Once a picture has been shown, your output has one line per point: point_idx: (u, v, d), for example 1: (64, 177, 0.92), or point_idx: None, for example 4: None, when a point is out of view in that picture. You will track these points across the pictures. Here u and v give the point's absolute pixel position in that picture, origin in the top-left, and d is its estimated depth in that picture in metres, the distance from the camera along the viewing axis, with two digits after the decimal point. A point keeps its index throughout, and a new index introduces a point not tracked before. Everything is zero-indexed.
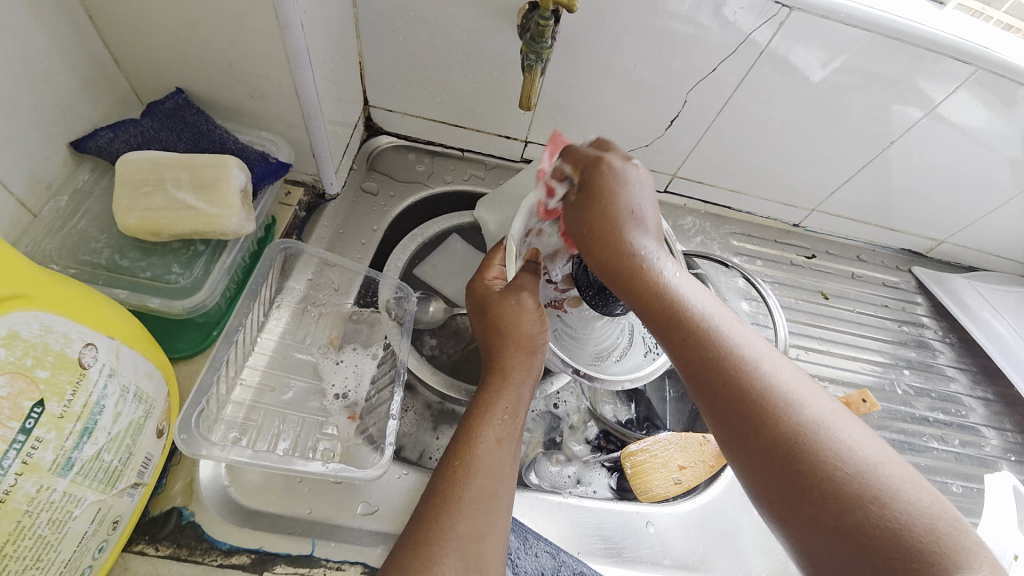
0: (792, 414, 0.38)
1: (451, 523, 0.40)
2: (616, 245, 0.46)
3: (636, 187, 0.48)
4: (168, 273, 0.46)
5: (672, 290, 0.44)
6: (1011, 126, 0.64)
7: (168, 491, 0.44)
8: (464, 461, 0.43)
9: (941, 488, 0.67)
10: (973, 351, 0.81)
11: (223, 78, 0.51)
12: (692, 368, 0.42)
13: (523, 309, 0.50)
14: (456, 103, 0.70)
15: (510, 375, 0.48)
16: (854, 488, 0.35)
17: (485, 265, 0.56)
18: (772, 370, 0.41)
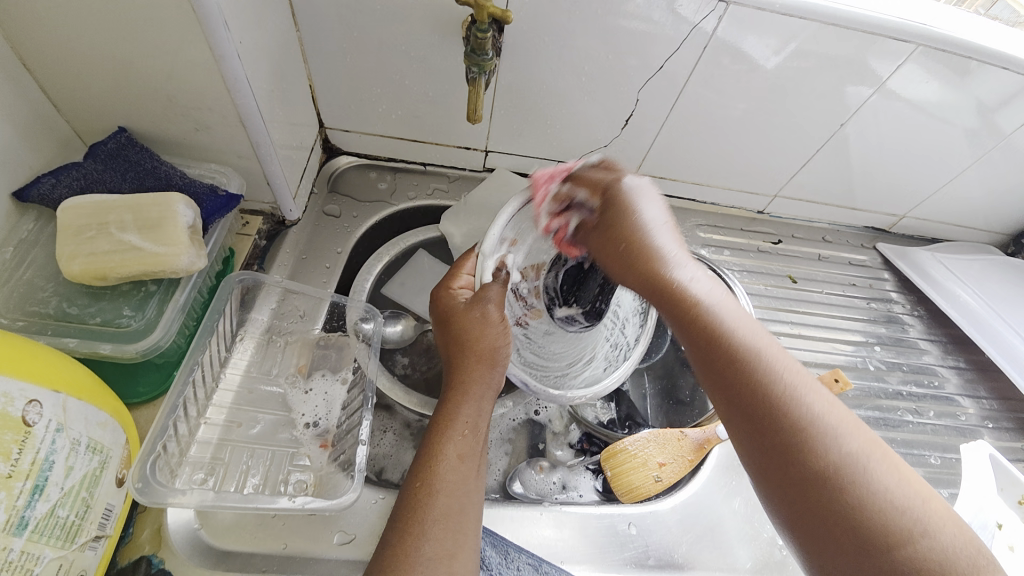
0: (797, 409, 0.40)
1: (417, 547, 0.40)
2: (650, 272, 0.48)
3: (644, 201, 0.51)
4: (119, 316, 0.45)
5: (721, 320, 0.45)
6: (957, 99, 0.66)
7: (136, 539, 0.43)
8: (427, 484, 0.43)
9: (919, 461, 0.67)
10: (941, 322, 0.82)
11: (166, 113, 0.50)
12: (706, 348, 0.44)
13: (487, 321, 0.49)
14: (412, 118, 0.70)
15: (470, 390, 0.48)
16: (825, 470, 0.38)
17: (454, 273, 0.55)
18: (781, 366, 0.42)
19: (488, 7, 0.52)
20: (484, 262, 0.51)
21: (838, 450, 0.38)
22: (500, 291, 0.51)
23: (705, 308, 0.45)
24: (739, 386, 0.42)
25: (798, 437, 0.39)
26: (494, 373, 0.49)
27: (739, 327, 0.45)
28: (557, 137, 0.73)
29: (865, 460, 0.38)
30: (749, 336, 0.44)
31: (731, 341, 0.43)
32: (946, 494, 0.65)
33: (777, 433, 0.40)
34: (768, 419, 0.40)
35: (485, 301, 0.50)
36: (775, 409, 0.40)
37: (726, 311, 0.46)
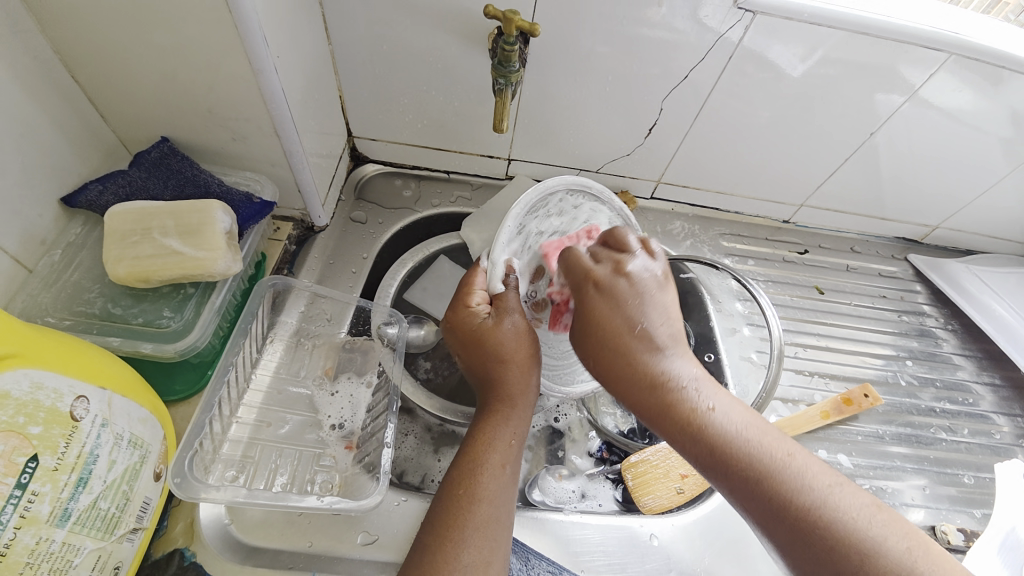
0: (786, 480, 0.38)
1: (456, 555, 0.40)
2: (636, 373, 0.43)
3: (644, 295, 0.46)
4: (159, 318, 0.47)
5: (721, 432, 0.40)
6: (992, 108, 0.64)
7: (170, 533, 0.45)
8: (470, 490, 0.43)
9: (951, 480, 0.64)
10: (976, 337, 0.79)
11: (206, 123, 0.53)
12: (683, 432, 0.41)
13: (520, 330, 0.50)
14: (437, 127, 0.71)
15: (517, 402, 0.48)
16: (829, 532, 0.35)
17: (466, 292, 0.52)
18: (757, 439, 0.40)
19: (516, 20, 0.53)
20: (494, 269, 0.50)
21: (879, 557, 0.34)
22: (516, 298, 0.51)
23: (705, 415, 0.41)
24: (762, 509, 0.37)
25: (796, 504, 0.37)
26: (534, 385, 0.49)
27: (746, 436, 0.40)
28: (579, 146, 0.74)
29: (860, 527, 0.35)
30: (760, 444, 0.39)
31: (740, 456, 0.39)
32: (979, 515, 0.62)
33: (820, 557, 0.35)
34: (803, 541, 0.36)
35: (508, 310, 0.50)
36: (809, 531, 0.36)
37: (727, 411, 0.41)
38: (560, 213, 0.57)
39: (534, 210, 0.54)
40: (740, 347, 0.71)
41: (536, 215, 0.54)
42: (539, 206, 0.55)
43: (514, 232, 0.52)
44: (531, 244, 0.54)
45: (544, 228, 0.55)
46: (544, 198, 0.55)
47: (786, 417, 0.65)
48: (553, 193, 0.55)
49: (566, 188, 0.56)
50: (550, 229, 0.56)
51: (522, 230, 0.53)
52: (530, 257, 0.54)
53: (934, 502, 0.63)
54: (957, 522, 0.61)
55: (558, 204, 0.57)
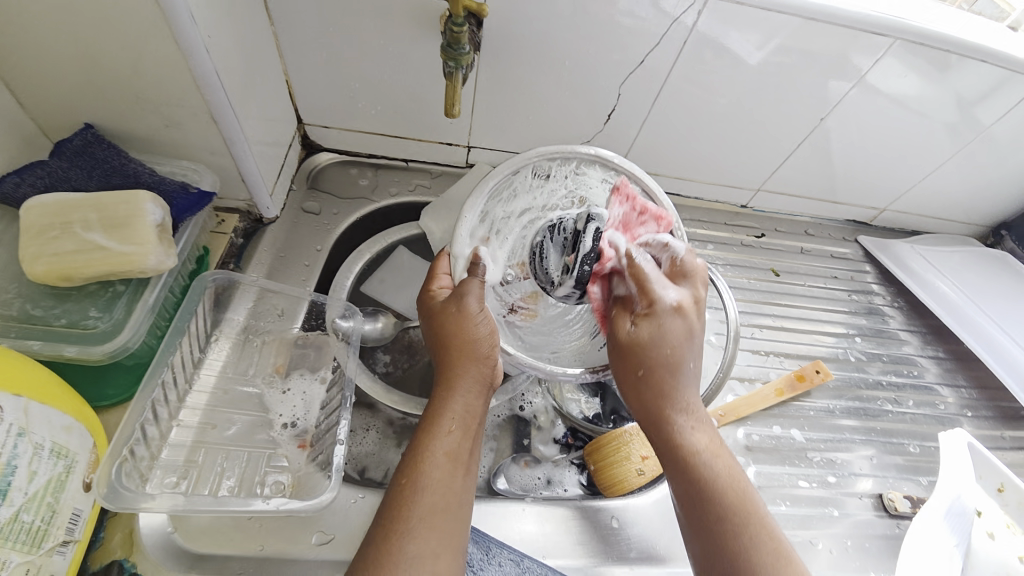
0: (706, 464, 0.45)
1: (399, 545, 0.39)
2: (657, 416, 0.47)
3: (671, 312, 0.47)
4: (85, 318, 0.44)
5: (675, 419, 0.46)
6: (937, 93, 0.66)
7: (108, 544, 0.42)
8: (413, 478, 0.42)
9: (897, 449, 0.67)
10: (921, 312, 0.83)
11: (132, 109, 0.49)
12: (642, 411, 0.47)
13: (465, 315, 0.47)
14: (392, 114, 0.69)
15: (459, 387, 0.47)
16: (722, 507, 0.43)
17: (433, 278, 0.52)
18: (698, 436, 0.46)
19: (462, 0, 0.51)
20: (458, 261, 0.51)
21: (744, 539, 0.42)
22: (479, 284, 0.48)
23: (702, 461, 0.45)
24: (709, 544, 0.43)
25: (704, 479, 0.44)
26: (484, 369, 0.47)
27: (692, 426, 0.46)
28: (539, 132, 0.73)
29: (745, 519, 0.43)
30: (742, 500, 0.44)
31: (717, 499, 0.43)
32: (924, 482, 0.65)
33: (701, 516, 0.44)
34: (695, 500, 0.44)
35: (467, 296, 0.47)
36: (709, 506, 0.44)
37: (720, 464, 0.45)
38: (533, 188, 0.55)
39: (499, 195, 0.54)
40: None
41: (501, 199, 0.54)
42: (505, 188, 0.54)
43: (475, 220, 0.52)
44: (499, 228, 0.54)
45: (511, 210, 0.55)
46: (508, 180, 0.53)
47: (743, 396, 0.66)
48: (520, 172, 0.54)
49: (532, 162, 0.54)
50: (519, 208, 0.55)
51: (487, 216, 0.53)
52: (501, 242, 0.54)
53: (882, 471, 0.65)
54: (904, 490, 0.64)
55: (529, 181, 0.55)
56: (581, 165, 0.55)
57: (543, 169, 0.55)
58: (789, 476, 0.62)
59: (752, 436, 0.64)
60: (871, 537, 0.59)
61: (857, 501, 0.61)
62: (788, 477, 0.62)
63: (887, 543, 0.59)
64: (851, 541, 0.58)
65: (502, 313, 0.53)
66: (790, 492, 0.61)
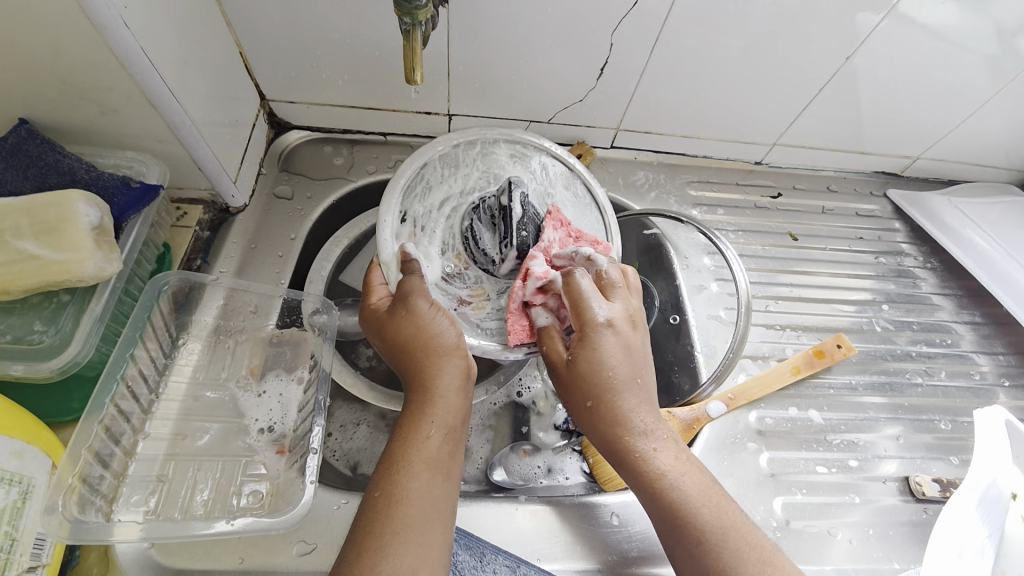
0: (671, 486, 0.41)
1: (376, 565, 0.36)
2: (613, 443, 0.42)
3: (604, 331, 0.43)
4: (29, 333, 0.40)
5: (626, 434, 0.42)
6: (981, 21, 0.57)
7: (83, 564, 0.41)
8: (387, 493, 0.39)
9: (927, 427, 0.62)
10: (956, 273, 0.76)
11: (58, 97, 0.43)
12: (591, 430, 0.43)
13: (421, 315, 0.43)
14: (361, 84, 0.63)
15: (438, 391, 0.42)
16: (702, 531, 0.39)
17: (369, 291, 0.47)
18: (657, 454, 0.42)
19: None
20: (387, 265, 0.46)
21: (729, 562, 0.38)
22: (421, 280, 0.44)
23: (670, 483, 0.41)
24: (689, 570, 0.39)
25: (672, 502, 0.40)
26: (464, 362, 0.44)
27: (648, 443, 0.42)
28: (525, 94, 0.65)
29: (724, 541, 0.39)
30: (718, 517, 0.40)
31: (695, 527, 0.39)
32: (957, 461, 0.60)
33: (680, 541, 0.40)
34: (670, 528, 0.40)
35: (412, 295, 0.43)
36: (686, 531, 0.40)
37: (692, 483, 0.41)
38: (446, 177, 0.51)
39: (412, 191, 0.49)
40: (707, 305, 0.66)
41: (416, 194, 0.49)
42: (417, 183, 0.50)
43: (395, 221, 0.47)
44: (423, 224, 0.49)
45: (430, 203, 0.50)
46: (418, 174, 0.50)
47: (756, 376, 0.61)
48: (428, 164, 0.50)
49: (439, 151, 0.51)
50: (438, 200, 0.50)
51: (407, 215, 0.48)
52: (429, 237, 0.49)
53: (909, 451, 0.60)
54: (933, 471, 0.59)
55: (438, 170, 0.51)
56: (487, 145, 0.53)
57: (448, 158, 0.52)
58: (806, 462, 0.58)
59: (765, 419, 0.59)
60: (895, 524, 0.55)
61: (881, 486, 0.57)
62: (804, 462, 0.58)
63: (912, 529, 0.55)
64: (873, 529, 0.54)
65: (453, 308, 0.48)
66: (807, 479, 0.57)
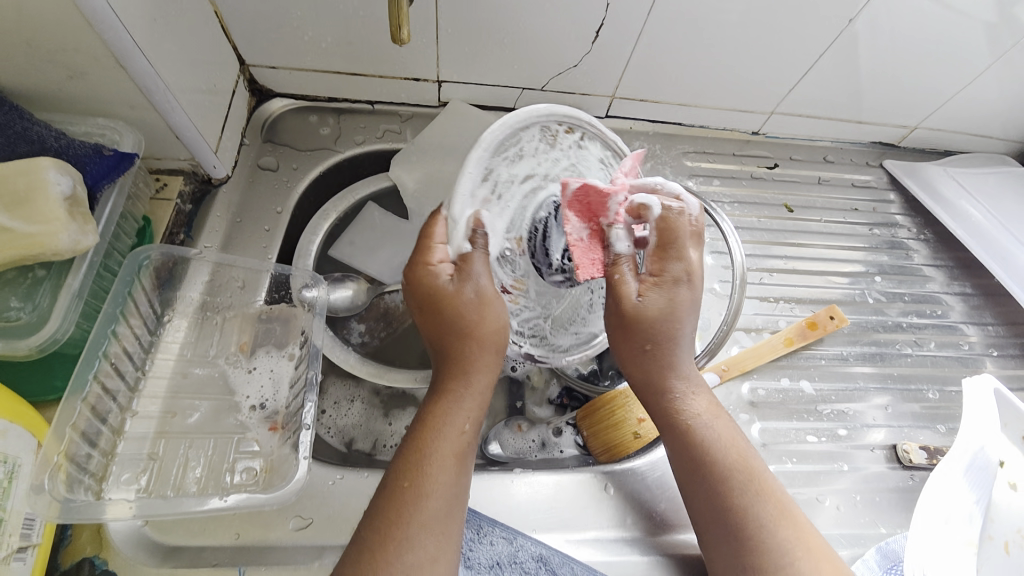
0: (701, 426, 0.44)
1: (399, 554, 0.36)
2: (657, 386, 0.46)
3: (682, 279, 0.45)
4: (5, 309, 0.39)
5: (670, 373, 0.46)
6: None
7: (77, 541, 0.41)
8: (417, 483, 0.39)
9: (915, 396, 0.63)
10: (949, 245, 0.76)
11: (20, 59, 0.40)
12: (637, 372, 0.46)
13: (482, 299, 0.43)
14: (346, 47, 0.60)
15: (472, 380, 0.43)
16: (726, 466, 0.42)
17: (427, 246, 0.43)
18: (689, 396, 0.45)
19: None
20: (456, 226, 0.41)
21: (749, 498, 0.41)
22: (484, 259, 0.43)
23: (699, 424, 0.44)
24: (708, 508, 0.42)
25: (699, 441, 0.43)
26: (498, 360, 0.44)
27: (683, 383, 0.46)
28: (518, 59, 0.63)
29: (746, 478, 0.42)
30: (741, 461, 0.43)
31: (721, 466, 0.42)
32: (943, 429, 0.62)
33: (704, 478, 0.43)
34: (696, 466, 0.43)
35: (473, 273, 0.42)
36: (713, 468, 0.43)
37: (720, 425, 0.45)
38: (539, 152, 0.45)
39: (505, 151, 0.42)
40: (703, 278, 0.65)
41: (507, 156, 0.42)
42: (510, 143, 0.43)
43: (478, 178, 0.40)
44: (502, 193, 0.43)
45: (515, 174, 0.43)
46: (516, 136, 0.43)
47: (749, 348, 0.61)
48: (527, 130, 0.44)
49: (541, 120, 0.45)
50: (524, 173, 0.44)
51: (489, 174, 0.41)
52: (502, 209, 0.43)
53: (897, 420, 0.61)
54: (919, 439, 0.61)
55: (535, 142, 0.44)
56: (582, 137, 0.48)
57: (546, 133, 0.45)
58: (796, 432, 0.59)
59: (758, 390, 0.60)
60: (881, 490, 0.56)
61: (868, 454, 0.58)
62: (795, 432, 0.59)
63: (897, 494, 0.56)
64: (860, 496, 0.56)
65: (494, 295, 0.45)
66: (797, 449, 0.58)
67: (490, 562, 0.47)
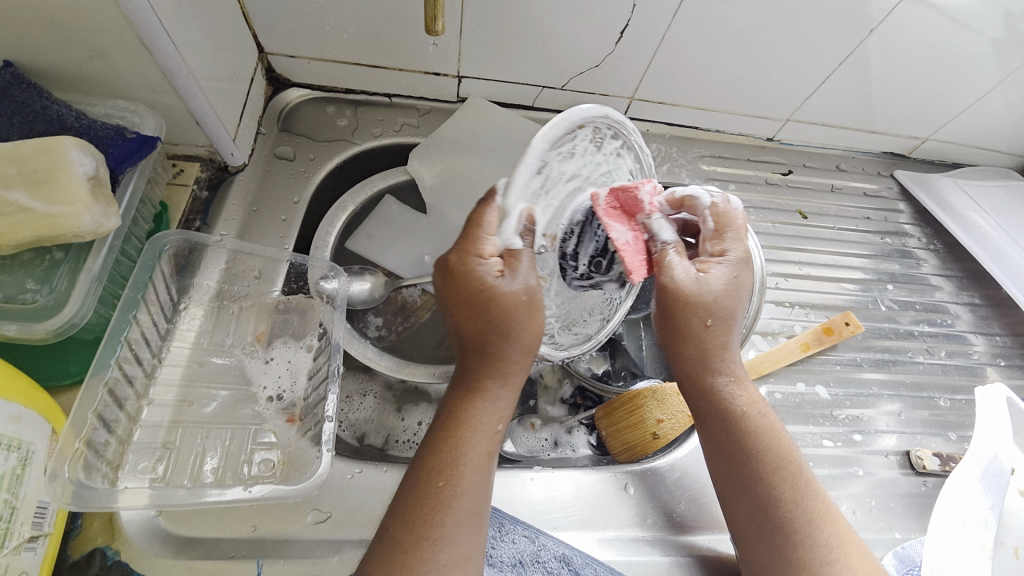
0: (749, 417, 0.44)
1: (432, 553, 0.36)
2: (706, 373, 0.46)
3: (733, 267, 0.45)
4: (22, 291, 0.38)
5: (712, 366, 0.46)
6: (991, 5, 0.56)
7: (87, 531, 0.40)
8: (452, 482, 0.38)
9: (926, 403, 0.64)
10: (958, 255, 0.77)
11: (42, 35, 0.39)
12: (679, 356, 0.46)
13: (531, 300, 0.42)
14: (367, 39, 0.59)
15: (508, 381, 0.43)
16: (772, 460, 0.43)
17: (475, 237, 0.42)
18: (735, 388, 0.45)
19: None
20: (509, 219, 0.41)
21: (794, 492, 0.42)
22: (531, 258, 0.43)
23: (746, 416, 0.44)
24: (751, 502, 0.42)
25: (745, 431, 0.44)
26: (530, 360, 0.43)
27: (727, 376, 0.46)
28: (539, 57, 0.62)
29: (791, 473, 0.43)
30: (789, 458, 0.43)
31: (767, 457, 0.43)
32: (954, 437, 0.62)
33: (749, 466, 0.43)
34: (742, 454, 0.44)
35: (520, 272, 0.42)
36: (759, 458, 0.43)
37: (763, 422, 0.45)
38: (586, 152, 0.45)
39: (559, 146, 0.42)
40: None
41: (561, 152, 0.42)
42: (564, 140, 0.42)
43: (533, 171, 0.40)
44: (546, 188, 0.43)
45: (565, 170, 0.43)
46: (570, 133, 0.42)
47: (766, 352, 0.61)
48: (580, 129, 0.43)
49: (592, 120, 0.44)
50: (570, 172, 0.44)
51: (542, 168, 0.41)
52: (547, 205, 0.43)
53: (908, 427, 0.62)
54: (930, 446, 0.61)
55: (586, 144, 0.44)
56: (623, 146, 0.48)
57: (596, 134, 0.45)
58: (812, 436, 0.59)
59: (774, 394, 0.60)
60: (894, 496, 0.57)
61: (881, 460, 0.59)
62: (811, 436, 0.59)
63: (910, 500, 0.57)
64: (874, 501, 0.56)
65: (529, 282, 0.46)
66: (813, 453, 0.58)
67: (512, 560, 0.46)
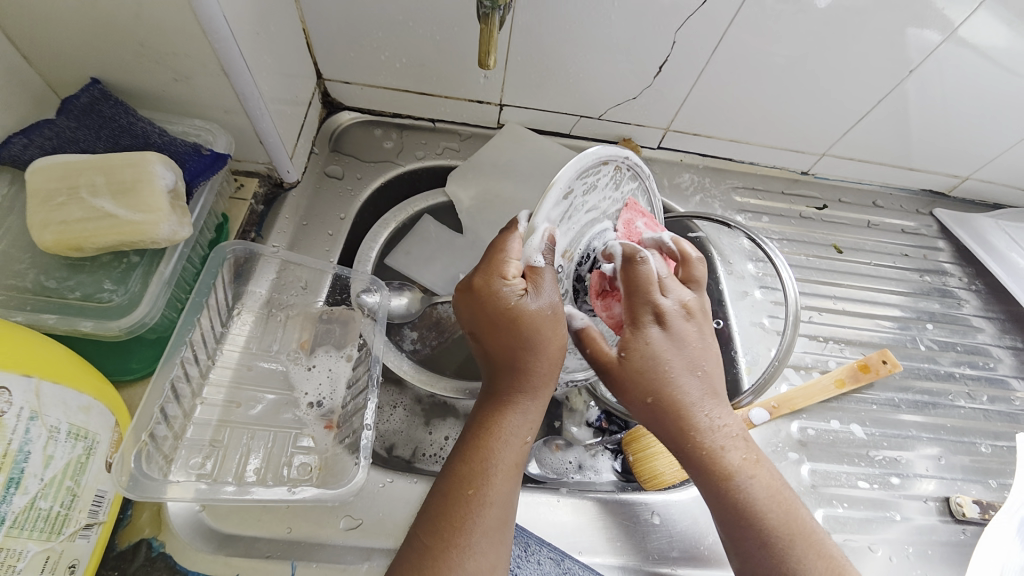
0: (741, 486, 0.42)
1: (460, 562, 0.37)
2: (681, 443, 0.43)
3: (655, 329, 0.43)
4: (99, 291, 0.41)
5: (696, 433, 0.42)
6: None
7: (136, 522, 0.42)
8: (480, 491, 0.39)
9: (967, 449, 0.61)
10: (1000, 297, 0.75)
11: (138, 61, 0.44)
12: (653, 421, 0.44)
13: (556, 316, 0.41)
14: (418, 69, 0.62)
15: (538, 393, 0.43)
16: (775, 527, 0.41)
17: (498, 260, 0.40)
18: (725, 453, 0.42)
19: None
20: (532, 237, 0.39)
21: (801, 561, 0.40)
22: (552, 274, 0.41)
23: (739, 483, 0.42)
24: (751, 566, 0.41)
25: (740, 500, 0.41)
26: (558, 372, 0.43)
27: (714, 441, 0.43)
28: (578, 89, 0.65)
29: (793, 539, 0.41)
30: (786, 519, 0.41)
31: (765, 528, 0.41)
32: (996, 485, 0.60)
33: (747, 537, 0.41)
34: (740, 526, 0.42)
35: (544, 290, 0.40)
36: (756, 529, 0.41)
37: (760, 483, 0.42)
38: (608, 186, 0.46)
39: (587, 177, 0.42)
40: (751, 312, 0.65)
41: (587, 183, 0.43)
42: (592, 170, 0.43)
43: (560, 197, 0.40)
44: (571, 214, 0.43)
45: (587, 201, 0.44)
46: (597, 168, 0.43)
47: (799, 386, 0.61)
48: (609, 164, 0.44)
49: (619, 160, 0.46)
50: (592, 202, 0.45)
51: (568, 195, 0.41)
52: (568, 230, 0.43)
53: (948, 472, 0.59)
54: (971, 493, 0.59)
55: (608, 178, 0.45)
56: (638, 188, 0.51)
57: (618, 172, 0.47)
58: (847, 476, 0.57)
59: (807, 430, 0.59)
60: (934, 543, 0.54)
61: (919, 505, 0.57)
62: (845, 476, 0.57)
63: (949, 549, 0.54)
64: (912, 547, 0.54)
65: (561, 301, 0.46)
66: (848, 493, 0.56)
67: None
